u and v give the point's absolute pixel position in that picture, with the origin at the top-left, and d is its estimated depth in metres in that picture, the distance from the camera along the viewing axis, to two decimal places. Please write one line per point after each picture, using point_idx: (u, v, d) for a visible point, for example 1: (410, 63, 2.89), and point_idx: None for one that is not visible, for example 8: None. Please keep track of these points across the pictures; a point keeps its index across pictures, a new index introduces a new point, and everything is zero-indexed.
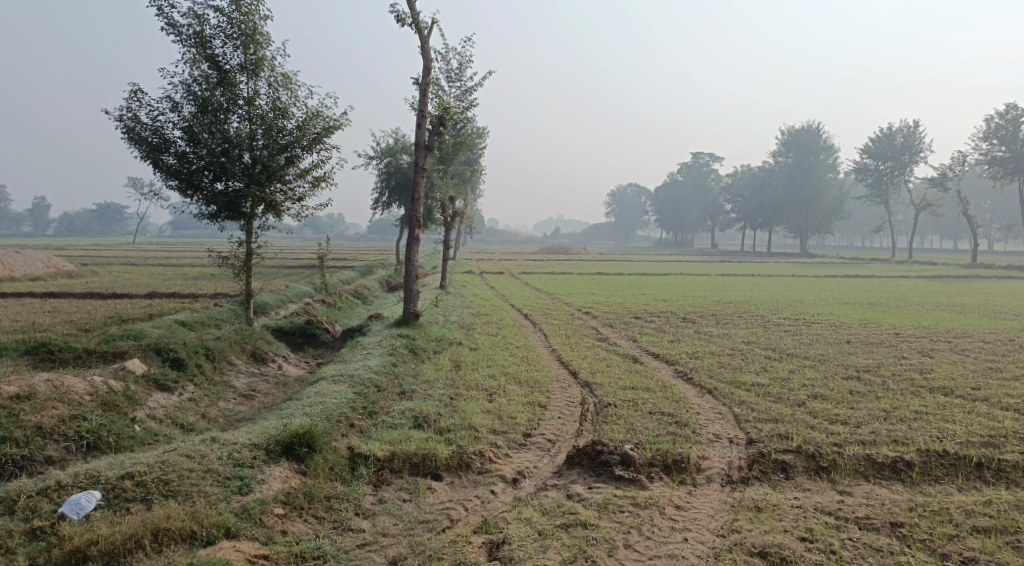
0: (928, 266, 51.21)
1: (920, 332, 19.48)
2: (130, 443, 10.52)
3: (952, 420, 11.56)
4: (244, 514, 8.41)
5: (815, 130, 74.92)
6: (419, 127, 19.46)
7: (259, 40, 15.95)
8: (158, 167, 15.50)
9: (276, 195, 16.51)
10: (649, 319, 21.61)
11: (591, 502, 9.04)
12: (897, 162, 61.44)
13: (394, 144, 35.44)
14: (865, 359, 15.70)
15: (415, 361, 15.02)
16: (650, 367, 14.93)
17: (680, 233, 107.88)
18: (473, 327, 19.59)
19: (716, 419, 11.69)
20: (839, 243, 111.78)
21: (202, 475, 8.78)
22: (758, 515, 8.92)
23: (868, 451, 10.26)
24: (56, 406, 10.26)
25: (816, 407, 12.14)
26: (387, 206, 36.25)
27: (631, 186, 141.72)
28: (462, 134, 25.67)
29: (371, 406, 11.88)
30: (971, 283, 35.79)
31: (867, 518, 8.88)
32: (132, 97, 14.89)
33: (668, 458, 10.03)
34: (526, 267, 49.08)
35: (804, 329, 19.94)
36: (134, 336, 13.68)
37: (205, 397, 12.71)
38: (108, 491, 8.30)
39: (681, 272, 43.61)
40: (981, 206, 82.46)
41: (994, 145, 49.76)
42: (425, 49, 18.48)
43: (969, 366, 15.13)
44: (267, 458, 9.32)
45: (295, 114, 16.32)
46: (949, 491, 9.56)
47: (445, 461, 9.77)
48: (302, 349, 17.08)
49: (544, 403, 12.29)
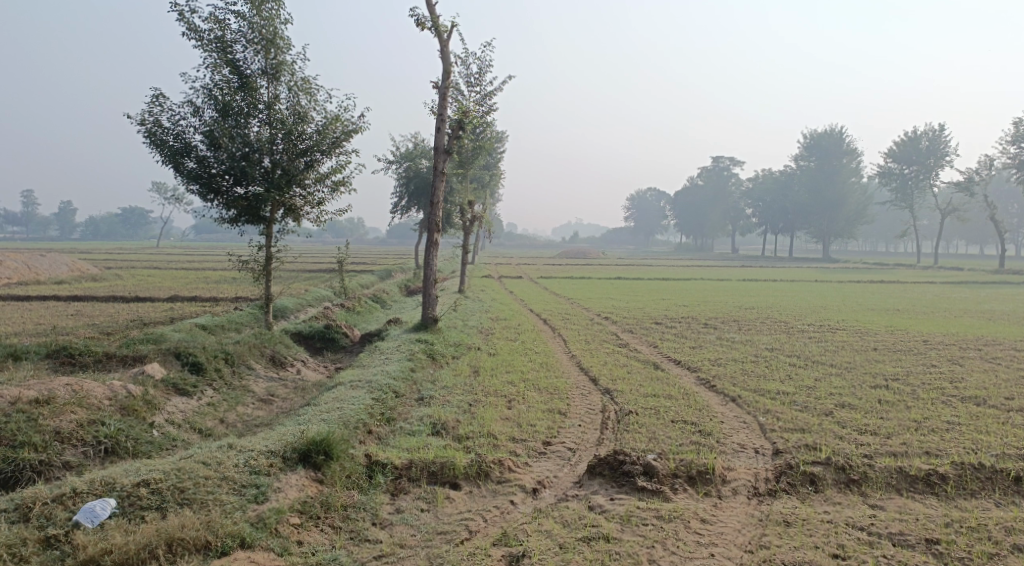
0: (955, 271, 50.58)
1: (948, 340, 19.01)
2: (148, 448, 10.43)
3: (985, 431, 11.21)
4: (259, 523, 8.26)
5: (839, 133, 73.74)
6: (437, 131, 19.32)
7: (279, 44, 15.89)
8: (179, 171, 15.50)
9: (296, 199, 16.42)
10: (670, 325, 21.31)
11: (613, 514, 8.81)
12: (922, 166, 60.56)
13: (413, 148, 35.44)
14: (893, 367, 15.33)
15: (433, 367, 14.86)
16: (672, 374, 14.67)
17: (701, 238, 107.11)
18: (492, 332, 19.39)
19: (740, 428, 11.42)
20: (863, 249, 110.48)
21: (218, 482, 8.65)
22: (788, 529, 8.65)
23: (900, 464, 9.95)
24: (74, 411, 10.20)
25: (843, 417, 11.82)
26: (406, 210, 36.21)
27: (650, 190, 140.80)
28: (481, 138, 25.52)
29: (389, 412, 11.74)
30: (999, 290, 34.92)
31: (901, 534, 8.58)
32: (154, 101, 14.89)
33: (692, 469, 9.78)
34: (545, 271, 48.71)
35: (829, 335, 19.59)
36: (154, 340, 13.66)
37: (224, 402, 12.60)
38: (123, 499, 8.20)
39: (701, 278, 43.14)
40: (1009, 210, 80.95)
41: (1023, 149, 48.93)
42: (445, 53, 18.37)
43: (1001, 375, 14.73)
44: (284, 466, 9.15)
45: (314, 119, 16.26)
46: (986, 506, 9.23)
47: (464, 470, 9.58)
48: (321, 353, 17.01)
49: (564, 410, 12.09)
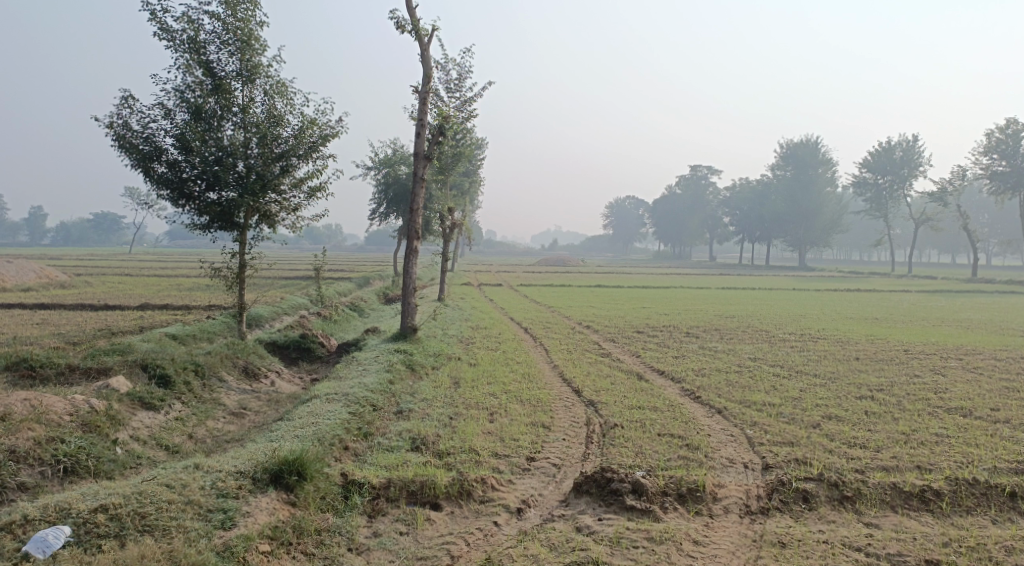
0: (930, 280, 50.89)
1: (930, 349, 18.88)
2: (110, 468, 9.90)
3: (975, 444, 10.97)
4: (226, 552, 7.77)
5: (815, 142, 74.56)
6: (417, 136, 18.94)
7: (254, 46, 15.41)
8: (149, 175, 14.97)
9: (271, 205, 15.91)
10: (651, 334, 21.02)
11: (603, 536, 8.43)
12: (896, 176, 61.10)
13: (392, 154, 35.04)
14: (877, 377, 15.12)
15: (413, 378, 14.41)
16: (656, 385, 14.34)
17: (679, 246, 107.55)
18: (472, 341, 18.98)
19: (727, 442, 11.10)
20: (838, 257, 111.48)
21: (182, 507, 8.15)
22: (783, 551, 8.33)
23: (894, 479, 9.66)
24: (32, 428, 9.65)
25: (832, 429, 11.55)
26: (384, 217, 35.73)
27: (628, 198, 141.41)
28: (461, 144, 25.16)
29: (366, 426, 11.27)
30: (974, 299, 35.23)
31: (900, 555, 8.29)
32: (123, 103, 14.36)
33: (682, 486, 9.40)
34: (523, 278, 48.46)
35: (811, 344, 19.38)
36: (120, 352, 13.10)
37: (193, 416, 12.09)
38: (79, 526, 7.69)
39: (678, 286, 43.07)
40: (980, 220, 82.04)
41: (995, 159, 49.42)
42: (425, 57, 17.98)
43: (985, 385, 14.57)
44: (254, 488, 8.66)
45: (290, 122, 15.80)
46: (983, 524, 8.97)
47: (445, 489, 9.14)
48: (296, 364, 16.49)
49: (547, 423, 11.70)
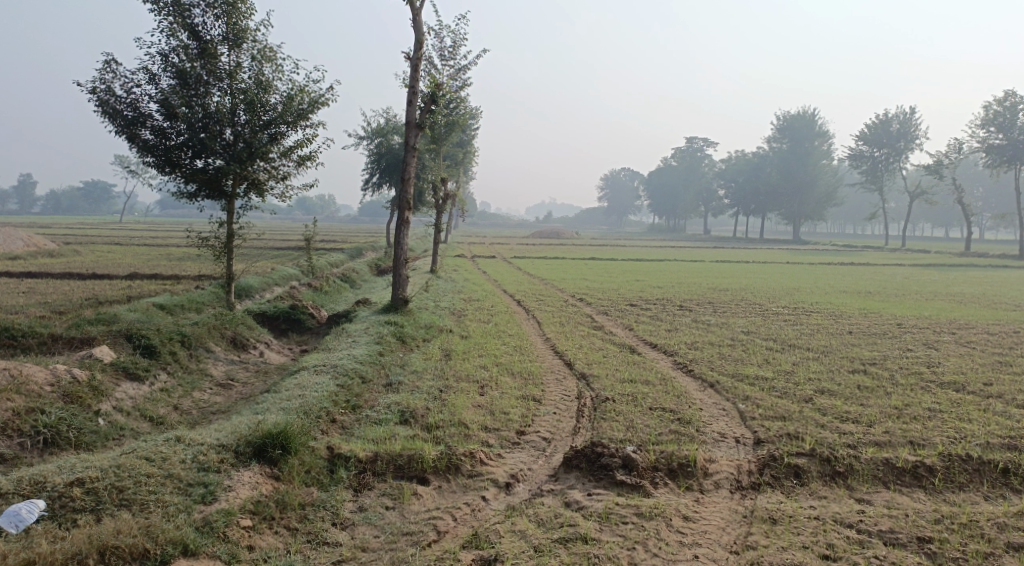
0: (923, 254, 50.78)
1: (923, 323, 18.80)
2: (92, 439, 9.73)
3: (967, 419, 10.87)
4: (206, 527, 7.61)
5: (811, 115, 74.16)
6: (408, 104, 18.54)
7: (241, 10, 14.98)
8: (134, 142, 14.64)
9: (259, 173, 15.59)
10: (644, 306, 20.87)
11: (592, 512, 8.32)
12: (892, 149, 60.71)
13: (385, 123, 34.68)
14: (870, 351, 15.01)
15: (403, 350, 14.22)
16: (648, 358, 14.20)
17: (673, 219, 107.28)
18: (464, 313, 18.81)
19: (719, 416, 10.97)
20: (833, 231, 111.42)
21: (162, 481, 8.00)
22: (774, 527, 8.24)
23: (887, 455, 9.55)
24: (11, 398, 9.47)
25: (824, 404, 11.42)
26: (376, 188, 35.37)
27: (624, 170, 141.01)
28: (454, 114, 24.75)
29: (354, 399, 11.10)
30: (966, 273, 35.16)
31: (892, 532, 8.20)
32: (106, 67, 14.01)
33: (673, 461, 9.29)
34: (516, 250, 48.13)
35: (805, 318, 19.28)
36: (105, 322, 12.88)
37: (179, 387, 11.93)
38: (53, 501, 7.54)
39: (672, 259, 42.75)
40: (975, 194, 82.04)
41: (991, 133, 49.09)
42: (417, 22, 17.57)
43: (978, 359, 14.47)
44: (236, 462, 8.52)
45: (278, 89, 15.42)
46: (975, 500, 8.89)
47: (433, 463, 9.00)
48: (285, 335, 16.31)
49: (538, 397, 11.55)
